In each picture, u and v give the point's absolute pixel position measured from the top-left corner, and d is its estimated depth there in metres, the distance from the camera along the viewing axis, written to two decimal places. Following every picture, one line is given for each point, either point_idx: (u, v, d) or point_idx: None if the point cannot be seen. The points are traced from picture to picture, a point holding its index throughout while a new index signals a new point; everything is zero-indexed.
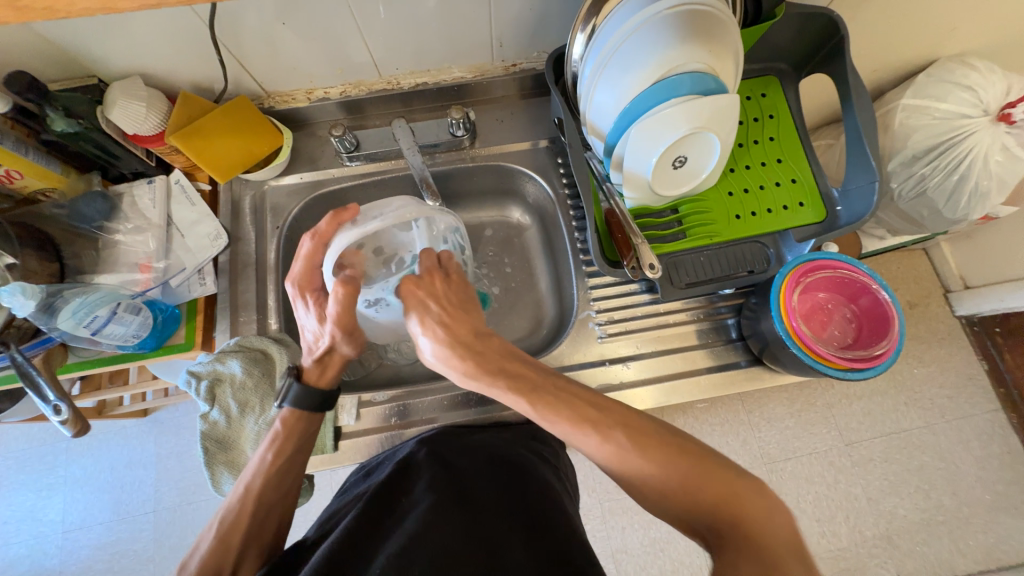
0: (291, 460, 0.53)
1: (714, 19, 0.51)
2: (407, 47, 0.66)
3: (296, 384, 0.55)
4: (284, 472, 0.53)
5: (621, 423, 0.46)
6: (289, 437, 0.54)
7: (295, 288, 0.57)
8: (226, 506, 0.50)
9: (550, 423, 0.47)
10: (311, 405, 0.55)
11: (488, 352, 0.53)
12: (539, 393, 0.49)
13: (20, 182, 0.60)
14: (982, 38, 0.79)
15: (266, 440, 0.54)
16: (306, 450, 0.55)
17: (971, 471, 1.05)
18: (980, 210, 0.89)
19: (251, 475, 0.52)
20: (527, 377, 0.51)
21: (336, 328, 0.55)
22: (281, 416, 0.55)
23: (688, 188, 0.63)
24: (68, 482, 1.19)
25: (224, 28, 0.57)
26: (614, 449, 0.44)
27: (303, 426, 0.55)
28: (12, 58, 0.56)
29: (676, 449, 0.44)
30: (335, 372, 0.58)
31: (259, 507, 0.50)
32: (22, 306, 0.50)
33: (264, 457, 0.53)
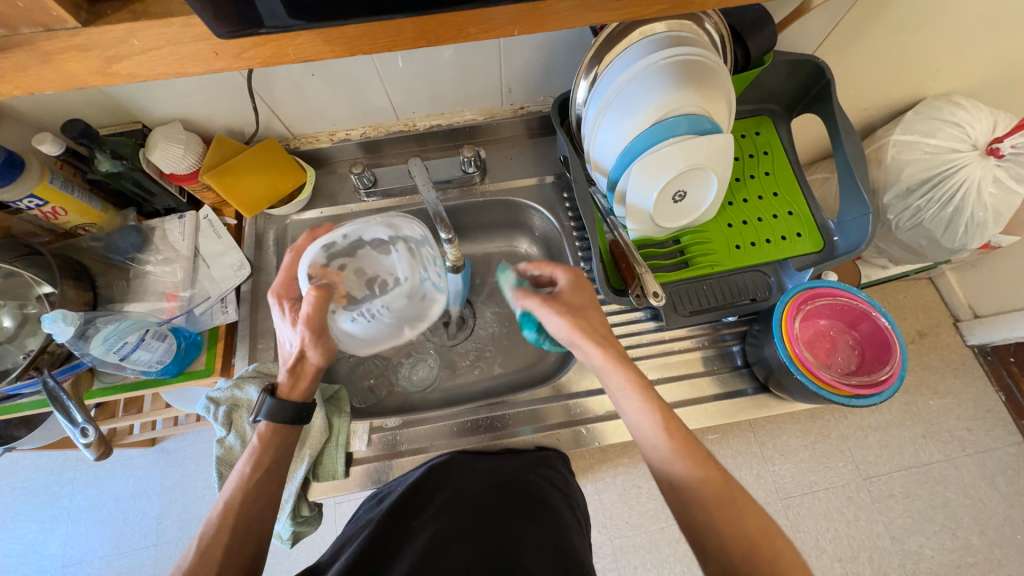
0: (268, 472, 0.53)
1: (707, 67, 0.55)
2: (424, 93, 0.72)
3: (270, 398, 0.54)
4: (262, 486, 0.52)
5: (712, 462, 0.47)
6: (265, 450, 0.54)
7: (274, 297, 0.58)
8: (208, 523, 0.49)
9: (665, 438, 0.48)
10: (284, 418, 0.54)
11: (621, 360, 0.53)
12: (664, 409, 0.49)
13: (63, 218, 0.65)
14: (965, 79, 0.84)
15: (244, 454, 0.53)
16: (284, 463, 0.54)
17: (997, 508, 1.02)
18: (979, 239, 0.90)
19: (231, 489, 0.51)
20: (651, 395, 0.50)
21: (306, 330, 0.54)
22: (258, 429, 0.55)
23: (688, 220, 0.66)
24: (72, 513, 1.18)
25: (259, 80, 0.63)
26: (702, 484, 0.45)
27: (278, 439, 0.55)
28: (68, 107, 0.62)
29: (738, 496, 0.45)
30: (307, 383, 0.57)
31: (239, 525, 0.49)
32: (61, 332, 0.53)
33: (242, 471, 0.52)
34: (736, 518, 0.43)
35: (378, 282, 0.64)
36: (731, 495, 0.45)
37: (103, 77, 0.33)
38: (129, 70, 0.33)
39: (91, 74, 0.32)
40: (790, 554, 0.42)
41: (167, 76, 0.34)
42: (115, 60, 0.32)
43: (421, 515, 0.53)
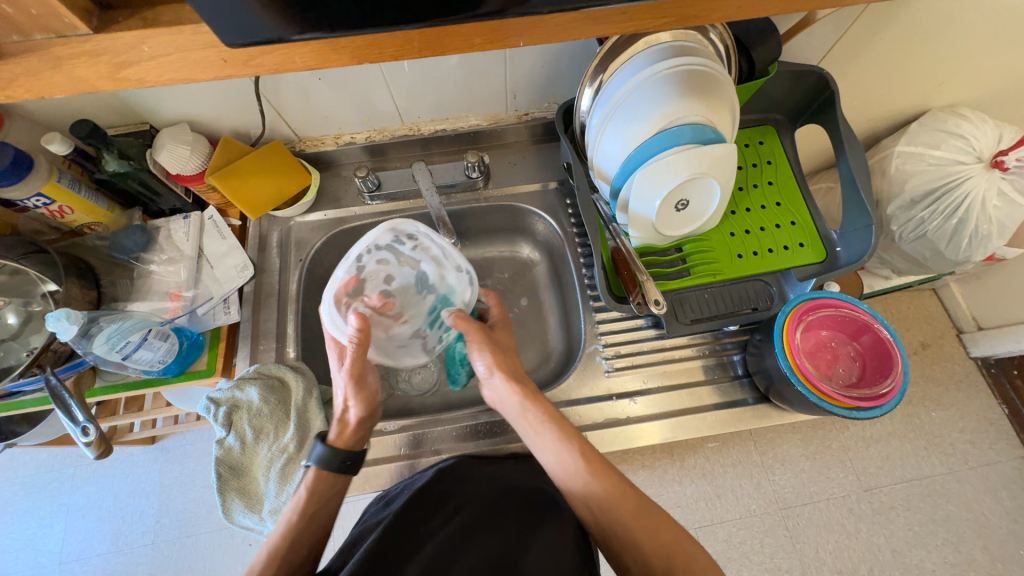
0: (314, 515, 0.53)
1: (711, 77, 0.55)
2: (429, 98, 0.72)
3: (320, 445, 0.55)
4: (305, 534, 0.51)
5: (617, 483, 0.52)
6: (312, 497, 0.53)
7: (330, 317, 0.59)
8: (254, 567, 0.49)
9: (576, 465, 0.53)
10: (335, 467, 0.54)
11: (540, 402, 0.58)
12: (574, 443, 0.54)
13: (70, 216, 0.65)
14: (971, 91, 0.84)
15: (293, 501, 0.53)
16: (327, 509, 0.54)
17: (1000, 522, 1.01)
18: (983, 251, 0.90)
19: (276, 537, 0.51)
20: (565, 429, 0.55)
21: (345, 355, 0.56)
22: (308, 476, 0.54)
23: (691, 228, 0.66)
24: (71, 510, 1.18)
25: (266, 82, 0.64)
26: (614, 501, 0.51)
27: (325, 486, 0.54)
28: (78, 108, 0.63)
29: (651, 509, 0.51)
30: (358, 431, 0.58)
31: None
32: (65, 331, 0.53)
33: (288, 518, 0.52)
34: (648, 529, 0.49)
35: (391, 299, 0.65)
36: (643, 507, 0.51)
37: (114, 81, 0.33)
38: (137, 75, 0.33)
39: (102, 80, 0.33)
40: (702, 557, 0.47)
41: (176, 82, 0.34)
42: (124, 66, 0.32)
43: (430, 522, 0.53)
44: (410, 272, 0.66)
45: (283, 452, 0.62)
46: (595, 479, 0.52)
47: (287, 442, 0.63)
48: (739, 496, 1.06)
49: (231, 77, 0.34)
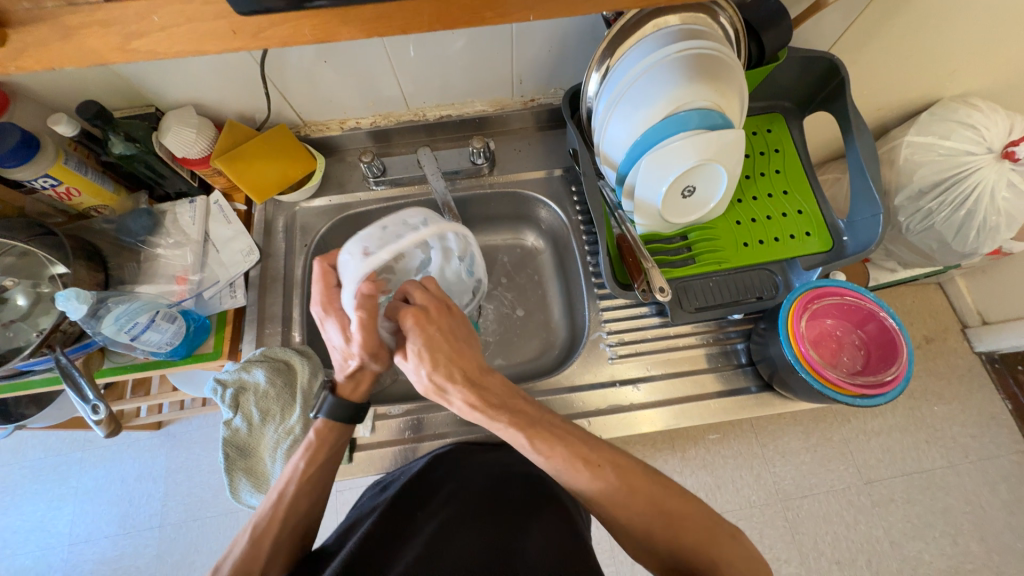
0: (323, 468, 0.54)
1: (720, 62, 0.55)
2: (435, 83, 0.72)
3: (331, 396, 0.56)
4: (315, 480, 0.53)
5: (611, 461, 0.49)
6: (322, 446, 0.55)
7: (320, 308, 0.55)
8: (261, 514, 0.51)
9: (547, 454, 0.49)
10: (343, 417, 0.56)
11: (491, 388, 0.52)
12: (538, 428, 0.50)
13: (77, 199, 0.66)
14: (983, 81, 0.83)
15: (300, 449, 0.55)
16: (335, 460, 0.56)
17: (999, 515, 1.01)
18: (990, 244, 0.89)
19: (285, 482, 0.53)
20: (528, 415, 0.51)
21: (362, 350, 0.53)
22: (316, 425, 0.56)
23: (696, 216, 0.66)
24: (80, 493, 1.20)
25: (272, 65, 0.63)
26: (591, 477, 0.48)
27: (333, 437, 0.56)
28: (84, 89, 0.63)
29: (634, 473, 0.49)
30: (366, 387, 0.59)
31: (290, 518, 0.51)
32: (75, 310, 0.54)
33: (297, 465, 0.54)
34: (628, 499, 0.47)
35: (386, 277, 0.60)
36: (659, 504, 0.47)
37: (124, 53, 0.33)
38: (147, 46, 0.33)
39: (110, 52, 0.33)
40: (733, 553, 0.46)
41: (186, 54, 0.34)
42: (134, 37, 0.32)
43: (425, 508, 0.54)
44: (419, 255, 0.60)
45: (289, 434, 0.63)
46: (567, 462, 0.49)
47: (292, 425, 0.63)
48: (739, 486, 1.07)
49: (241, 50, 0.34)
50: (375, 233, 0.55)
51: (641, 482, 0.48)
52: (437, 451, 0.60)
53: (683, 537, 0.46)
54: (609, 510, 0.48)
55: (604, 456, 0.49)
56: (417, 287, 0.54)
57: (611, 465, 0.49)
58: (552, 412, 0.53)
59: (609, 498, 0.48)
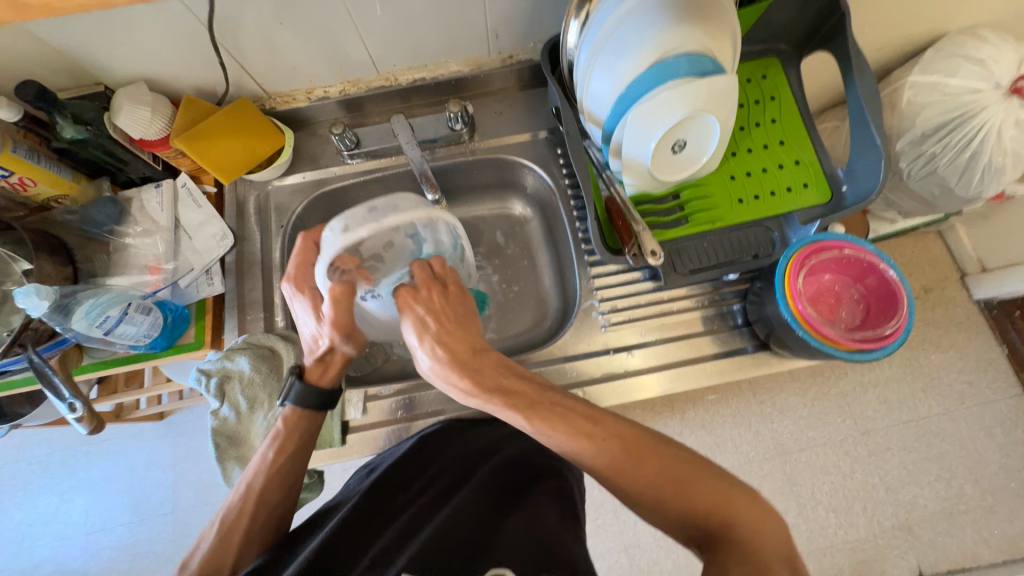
0: (291, 459, 0.54)
1: (708, 0, 0.51)
2: (404, 42, 0.67)
3: (299, 381, 0.55)
4: (285, 471, 0.53)
5: (620, 438, 0.47)
6: (292, 435, 0.55)
7: (292, 287, 0.56)
8: (230, 505, 0.51)
9: (549, 433, 0.48)
10: (311, 404, 0.55)
11: (485, 369, 0.51)
12: (536, 410, 0.48)
13: (33, 189, 0.62)
14: (993, 10, 0.77)
15: (267, 438, 0.54)
16: (308, 448, 0.55)
17: (993, 458, 1.03)
18: (994, 187, 0.86)
19: (254, 473, 0.53)
20: (526, 397, 0.49)
21: (333, 329, 0.53)
22: (285, 413, 0.55)
23: (688, 172, 0.63)
24: (90, 484, 1.22)
25: (222, 30, 0.58)
26: (599, 453, 0.47)
27: (302, 425, 0.55)
28: (22, 68, 0.58)
29: (646, 449, 0.47)
30: (337, 371, 0.57)
31: (261, 509, 0.51)
32: (36, 307, 0.51)
33: (266, 455, 0.53)
34: (639, 477, 0.46)
35: (371, 264, 0.58)
36: (673, 477, 0.46)
37: None
38: None
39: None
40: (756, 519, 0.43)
41: (91, 8, 0.33)
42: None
43: (409, 490, 0.53)
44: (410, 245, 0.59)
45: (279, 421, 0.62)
46: (569, 439, 0.47)
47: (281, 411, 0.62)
48: (738, 443, 1.08)
49: None
50: (361, 212, 0.53)
51: (651, 452, 0.47)
52: (424, 432, 0.58)
53: (697, 500, 0.44)
54: (624, 488, 0.47)
55: (610, 430, 0.48)
56: (418, 265, 0.55)
57: (617, 438, 0.47)
58: (554, 389, 0.51)
59: (615, 468, 0.46)
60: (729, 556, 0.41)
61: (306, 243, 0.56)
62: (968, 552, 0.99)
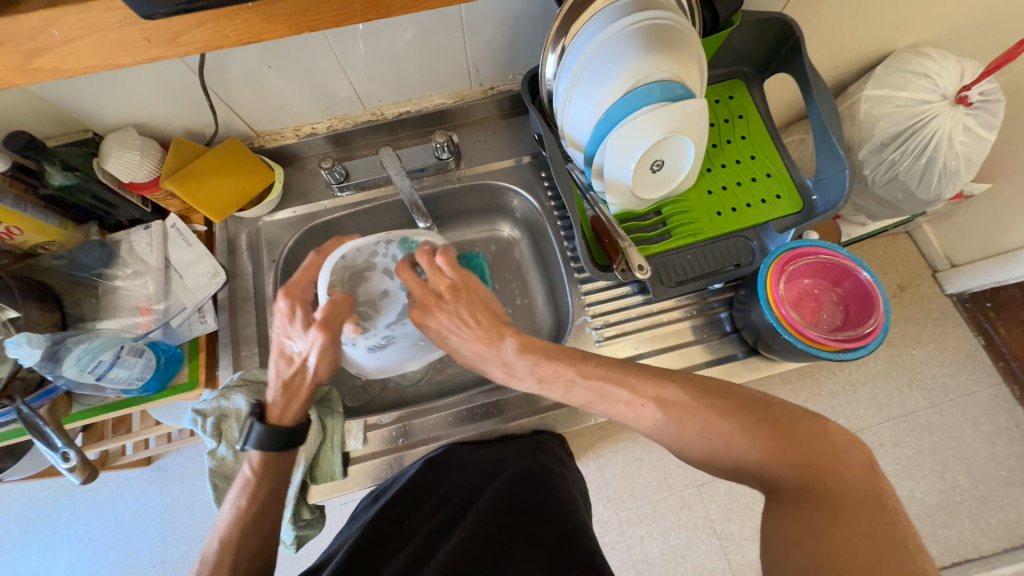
0: (265, 504, 0.53)
1: (675, 30, 0.54)
2: (389, 79, 0.69)
3: (259, 424, 0.54)
4: (259, 517, 0.52)
5: (653, 396, 0.47)
6: (262, 479, 0.53)
7: (285, 300, 0.54)
8: (205, 559, 0.50)
9: (591, 405, 0.50)
10: (273, 446, 0.54)
11: (517, 359, 0.53)
12: (574, 385, 0.50)
13: (20, 237, 0.61)
14: (932, 29, 0.84)
15: (238, 488, 0.53)
16: (279, 493, 0.54)
17: (982, 447, 1.06)
18: (952, 188, 0.91)
19: (226, 525, 0.51)
20: (560, 378, 0.51)
21: (320, 334, 0.52)
22: (252, 457, 0.54)
23: (668, 189, 0.66)
24: (72, 540, 1.16)
25: (213, 76, 0.60)
26: (638, 416, 0.47)
27: (272, 470, 0.54)
28: (11, 119, 0.59)
29: (681, 403, 0.45)
30: (298, 407, 0.55)
31: (240, 560, 0.50)
32: (27, 356, 0.51)
33: (238, 503, 0.52)
34: (678, 429, 0.45)
35: (365, 311, 0.60)
36: (711, 428, 0.44)
37: (28, 75, 0.34)
38: (53, 65, 0.34)
39: (13, 72, 0.34)
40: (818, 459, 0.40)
41: (98, 70, 0.35)
42: (34, 55, 0.33)
43: (415, 516, 0.55)
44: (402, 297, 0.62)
45: None
46: (611, 405, 0.49)
47: None
48: None
49: (158, 58, 0.35)
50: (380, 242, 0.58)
51: (689, 412, 0.45)
52: (430, 455, 0.59)
53: (750, 449, 0.42)
54: (672, 444, 0.46)
55: (646, 393, 0.47)
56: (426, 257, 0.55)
57: (655, 400, 0.46)
58: (585, 360, 0.50)
59: (661, 431, 0.46)
60: (800, 502, 0.40)
61: (318, 258, 0.57)
62: (968, 543, 1.00)
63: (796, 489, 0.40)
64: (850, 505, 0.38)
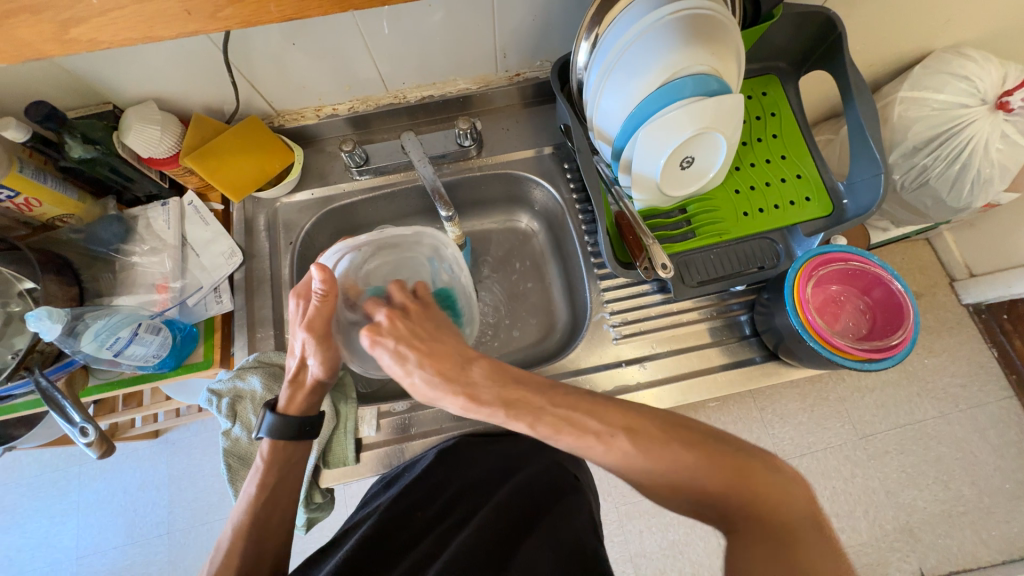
0: (275, 491, 0.54)
1: (715, 22, 0.52)
2: (412, 60, 0.67)
3: (271, 412, 0.55)
4: (270, 506, 0.53)
5: (624, 425, 0.44)
6: (273, 468, 0.54)
7: (296, 296, 0.56)
8: (221, 545, 0.51)
9: (554, 438, 0.45)
10: (287, 434, 0.55)
11: (479, 381, 0.48)
12: (539, 419, 0.45)
13: (39, 209, 0.61)
14: (976, 29, 0.80)
15: (251, 473, 0.54)
16: (292, 479, 0.55)
17: (988, 460, 1.05)
18: (984, 197, 0.89)
19: (239, 510, 0.53)
20: (527, 405, 0.46)
21: (308, 332, 0.54)
22: (264, 446, 0.55)
23: (696, 187, 0.64)
24: (81, 507, 1.18)
25: (236, 51, 0.59)
26: (607, 449, 0.44)
27: (283, 456, 0.55)
28: (32, 89, 0.58)
29: (650, 435, 0.44)
30: (305, 397, 0.57)
31: (251, 546, 0.51)
32: (48, 330, 0.50)
33: (249, 491, 0.53)
34: (646, 463, 0.43)
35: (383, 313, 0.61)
36: (676, 459, 0.42)
37: (60, 44, 0.33)
38: (89, 36, 0.34)
39: (47, 42, 0.33)
40: (768, 488, 0.41)
41: (133, 41, 0.35)
42: (70, 25, 0.32)
43: (426, 510, 0.55)
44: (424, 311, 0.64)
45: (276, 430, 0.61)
46: (577, 438, 0.45)
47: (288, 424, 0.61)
48: None
49: (195, 32, 0.34)
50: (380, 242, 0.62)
51: (658, 444, 0.43)
52: (443, 445, 0.59)
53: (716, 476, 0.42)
54: (636, 477, 0.44)
55: (614, 423, 0.44)
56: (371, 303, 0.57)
57: (625, 429, 0.44)
58: (555, 389, 0.47)
59: (628, 464, 0.43)
60: (755, 530, 0.40)
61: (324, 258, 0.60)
62: (968, 554, 1.00)
63: (753, 521, 0.40)
64: (808, 536, 0.39)
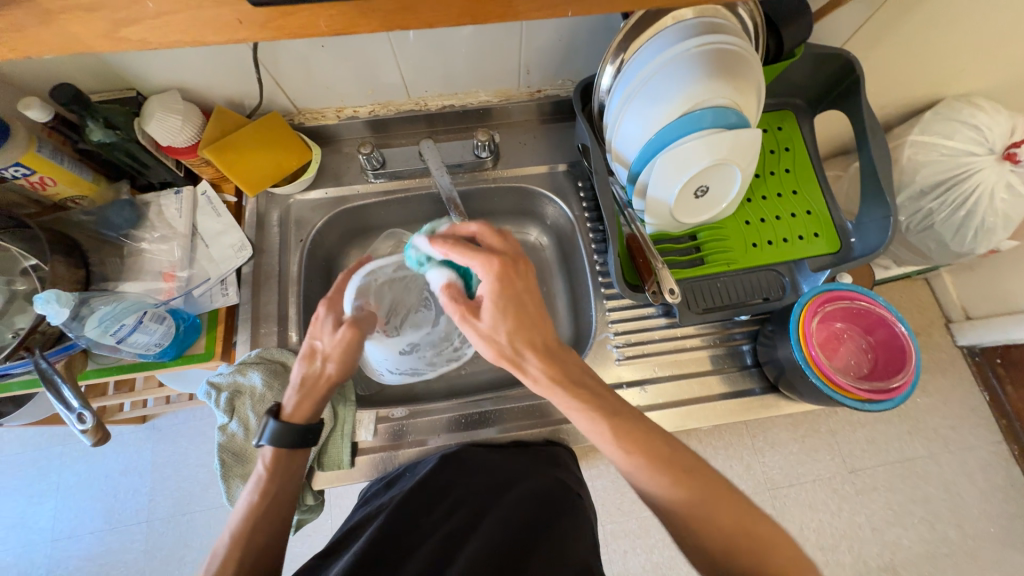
0: (276, 499, 0.52)
1: (738, 57, 0.53)
2: (438, 69, 0.68)
3: (275, 420, 0.53)
4: (268, 512, 0.51)
5: (669, 453, 0.46)
6: (273, 477, 0.53)
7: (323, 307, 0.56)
8: (215, 553, 0.48)
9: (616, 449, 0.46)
10: (292, 441, 0.53)
11: (568, 359, 0.50)
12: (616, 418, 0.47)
13: (52, 189, 0.61)
14: (987, 81, 0.82)
15: (251, 483, 0.53)
16: (288, 490, 0.53)
17: (975, 503, 1.05)
18: (986, 244, 0.90)
19: (238, 517, 0.51)
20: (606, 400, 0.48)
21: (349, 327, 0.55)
22: (265, 455, 0.54)
23: (708, 215, 0.64)
24: (61, 488, 1.16)
25: (265, 49, 0.59)
26: (651, 473, 0.44)
27: (283, 466, 0.54)
28: (58, 71, 0.58)
29: (686, 466, 0.45)
30: (313, 406, 0.55)
31: (249, 551, 0.48)
32: (55, 314, 0.50)
33: (249, 499, 0.52)
34: (679, 494, 0.43)
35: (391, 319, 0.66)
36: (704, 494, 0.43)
37: None
38: None
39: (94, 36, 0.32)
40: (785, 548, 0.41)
41: None
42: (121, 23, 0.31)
43: (432, 514, 0.53)
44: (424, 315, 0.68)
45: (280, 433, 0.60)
46: (641, 460, 0.45)
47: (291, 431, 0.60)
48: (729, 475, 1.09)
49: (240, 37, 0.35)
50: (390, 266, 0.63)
51: (691, 472, 0.45)
52: (444, 453, 0.61)
53: (727, 525, 0.41)
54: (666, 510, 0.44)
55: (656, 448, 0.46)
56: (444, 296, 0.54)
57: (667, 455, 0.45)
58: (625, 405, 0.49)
59: (667, 495, 0.44)
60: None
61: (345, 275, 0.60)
62: None
63: None
64: None
